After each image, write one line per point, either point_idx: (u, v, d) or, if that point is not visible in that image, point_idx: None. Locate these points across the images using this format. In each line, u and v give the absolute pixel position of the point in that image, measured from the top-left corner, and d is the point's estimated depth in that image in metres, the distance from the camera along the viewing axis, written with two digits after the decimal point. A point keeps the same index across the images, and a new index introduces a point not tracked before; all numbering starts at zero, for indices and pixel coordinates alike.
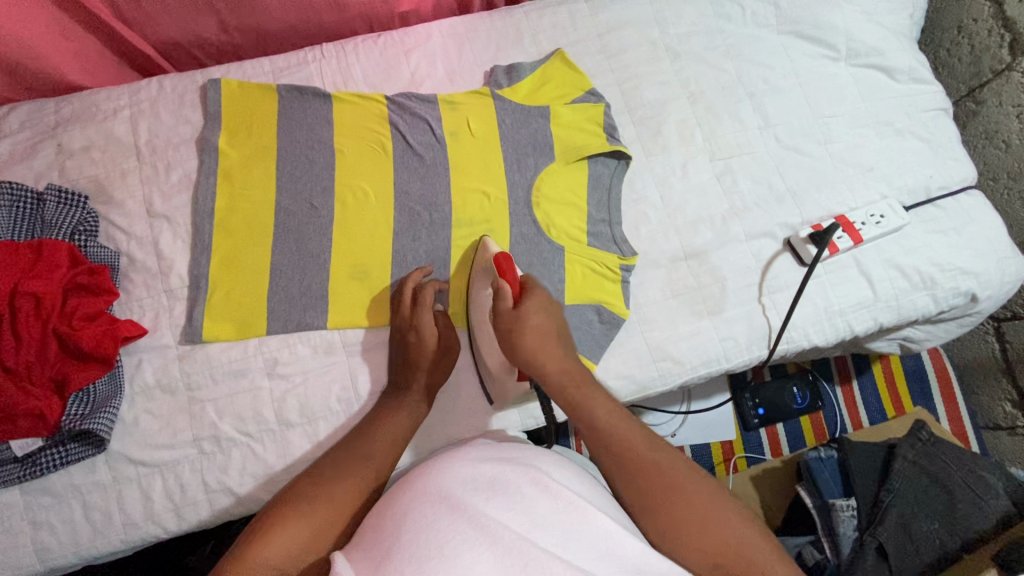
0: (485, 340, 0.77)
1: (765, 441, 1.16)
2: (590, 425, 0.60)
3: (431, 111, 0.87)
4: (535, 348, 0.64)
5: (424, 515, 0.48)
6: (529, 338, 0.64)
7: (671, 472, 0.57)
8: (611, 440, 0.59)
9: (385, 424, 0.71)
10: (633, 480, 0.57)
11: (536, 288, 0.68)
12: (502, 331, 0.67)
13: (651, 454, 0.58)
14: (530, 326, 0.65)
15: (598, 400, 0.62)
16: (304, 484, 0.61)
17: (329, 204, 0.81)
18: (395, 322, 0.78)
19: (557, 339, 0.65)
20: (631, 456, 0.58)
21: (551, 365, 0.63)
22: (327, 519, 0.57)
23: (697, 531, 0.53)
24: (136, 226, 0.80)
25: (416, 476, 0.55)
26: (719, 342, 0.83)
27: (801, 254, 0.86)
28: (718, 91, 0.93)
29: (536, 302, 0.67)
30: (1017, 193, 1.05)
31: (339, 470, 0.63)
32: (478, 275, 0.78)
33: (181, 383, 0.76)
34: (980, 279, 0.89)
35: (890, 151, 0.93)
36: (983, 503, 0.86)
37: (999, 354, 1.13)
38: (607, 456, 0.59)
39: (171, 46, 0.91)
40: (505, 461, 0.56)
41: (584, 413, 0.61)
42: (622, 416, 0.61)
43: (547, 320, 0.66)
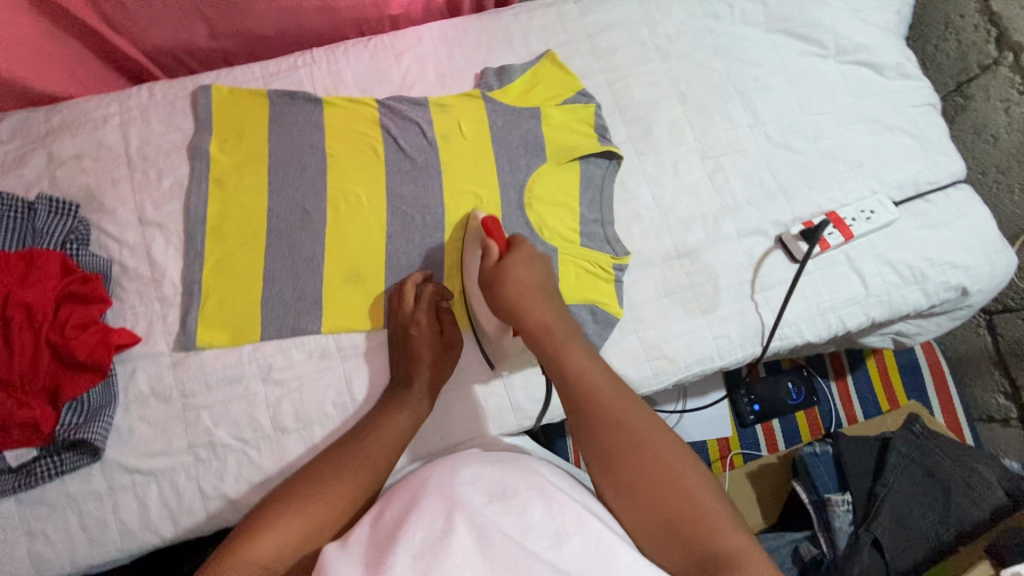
0: (479, 304, 0.79)
1: (761, 437, 1.16)
2: (560, 378, 0.64)
3: (422, 114, 0.87)
4: (517, 296, 0.69)
5: (422, 515, 0.50)
6: (511, 287, 0.70)
7: (632, 425, 0.60)
8: (578, 387, 0.63)
9: (384, 421, 0.71)
10: (594, 427, 0.60)
11: (522, 244, 0.74)
12: (488, 282, 0.72)
13: (616, 406, 0.61)
14: (514, 277, 0.70)
15: (574, 351, 0.66)
16: (301, 484, 0.64)
17: (321, 209, 0.81)
18: (393, 320, 0.77)
19: (541, 293, 0.71)
20: (597, 407, 0.61)
21: (530, 310, 0.68)
22: (318, 519, 0.60)
23: (647, 479, 0.56)
24: (127, 234, 0.80)
25: (418, 481, 0.56)
26: (712, 340, 0.84)
27: (793, 250, 0.86)
28: (708, 89, 0.94)
29: (520, 254, 0.72)
30: (1006, 186, 1.06)
31: (335, 471, 0.65)
32: (470, 240, 0.79)
33: (175, 391, 0.75)
34: (970, 273, 0.89)
35: (880, 147, 0.94)
36: (977, 495, 0.87)
37: (992, 346, 1.14)
38: (574, 403, 0.62)
39: (161, 53, 0.91)
40: (504, 468, 0.57)
41: (556, 364, 0.65)
42: (595, 369, 0.64)
43: (531, 271, 0.71)
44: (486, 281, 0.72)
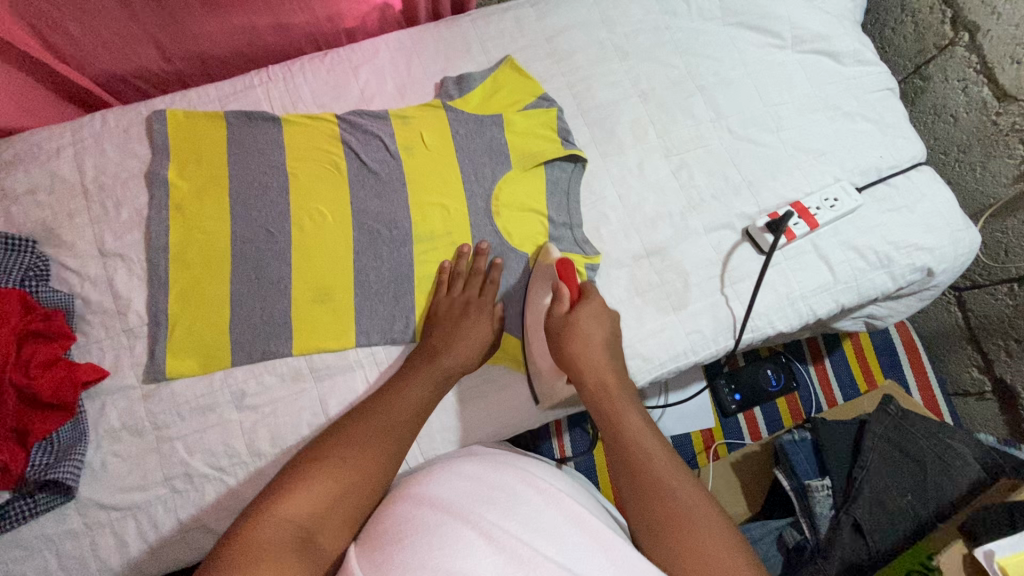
0: (539, 343, 0.81)
1: (744, 425, 1.18)
2: (613, 436, 0.65)
3: (383, 127, 0.86)
4: (581, 354, 0.72)
5: (427, 521, 0.51)
6: (577, 342, 0.72)
7: (683, 492, 0.58)
8: (632, 446, 0.63)
9: (406, 392, 0.72)
10: (642, 486, 0.59)
11: (594, 297, 0.76)
12: (553, 332, 0.75)
13: (665, 465, 0.60)
14: (579, 331, 0.73)
15: (630, 411, 0.67)
16: (334, 444, 0.63)
17: (285, 229, 0.80)
18: (433, 304, 0.80)
19: (605, 350, 0.73)
20: (647, 468, 0.60)
21: (589, 368, 0.71)
22: (353, 482, 0.59)
23: (686, 542, 0.53)
24: (89, 267, 0.78)
25: (413, 490, 0.57)
26: (685, 337, 0.84)
27: (760, 242, 0.87)
28: (668, 87, 0.94)
29: (588, 309, 0.75)
30: (968, 164, 1.07)
31: (366, 434, 0.65)
32: (538, 276, 0.82)
33: (147, 423, 0.74)
34: (935, 254, 0.91)
35: (840, 134, 0.95)
36: (953, 472, 0.88)
37: (963, 322, 1.16)
38: (624, 463, 0.62)
39: (113, 79, 0.90)
40: (509, 477, 0.59)
41: (611, 424, 0.66)
42: (648, 431, 0.65)
43: (595, 329, 0.74)
44: (553, 329, 0.75)
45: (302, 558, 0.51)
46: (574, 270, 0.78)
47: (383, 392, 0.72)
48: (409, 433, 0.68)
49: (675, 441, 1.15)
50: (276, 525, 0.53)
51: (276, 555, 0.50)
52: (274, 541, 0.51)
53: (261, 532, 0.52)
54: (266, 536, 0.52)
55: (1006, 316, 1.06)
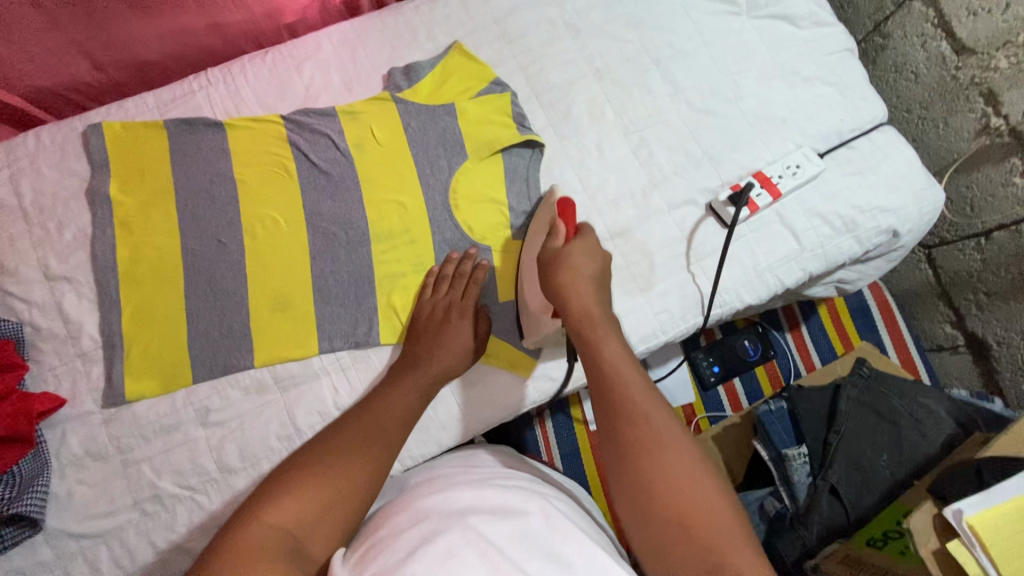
0: (528, 276, 0.78)
1: (725, 397, 1.18)
2: (592, 358, 0.62)
3: (331, 125, 0.83)
4: (569, 283, 0.67)
5: (425, 533, 0.49)
6: (565, 271, 0.68)
7: (661, 426, 0.56)
8: (614, 375, 0.60)
9: (388, 401, 0.71)
10: (621, 416, 0.57)
11: (589, 234, 0.73)
12: (545, 261, 0.71)
13: (645, 397, 0.58)
14: (570, 263, 0.69)
15: (611, 339, 0.63)
16: (320, 452, 0.63)
17: (236, 238, 0.78)
18: (419, 306, 0.79)
19: (594, 282, 0.69)
20: (627, 400, 0.58)
21: (575, 296, 0.67)
22: (339, 489, 0.58)
23: (657, 477, 0.53)
24: (35, 293, 0.76)
25: (411, 507, 0.55)
26: (654, 317, 0.84)
27: (723, 216, 0.86)
28: (623, 62, 0.92)
29: (583, 244, 0.71)
30: (931, 121, 1.07)
31: (355, 444, 0.64)
32: (538, 224, 0.79)
33: (111, 448, 0.73)
34: (900, 215, 0.90)
35: (800, 100, 0.93)
36: (926, 430, 0.89)
37: (934, 279, 1.17)
38: (602, 391, 0.60)
39: (44, 93, 0.85)
40: (514, 491, 0.57)
41: (592, 347, 0.63)
42: (628, 360, 0.61)
43: (586, 262, 0.70)
44: (544, 260, 0.72)
45: (287, 561, 0.50)
46: (573, 210, 0.76)
47: (367, 402, 0.71)
48: (397, 441, 0.67)
49: None
50: (260, 533, 0.52)
51: (262, 559, 0.49)
52: (258, 547, 0.51)
53: (244, 539, 0.51)
54: (249, 543, 0.51)
55: (974, 270, 1.07)
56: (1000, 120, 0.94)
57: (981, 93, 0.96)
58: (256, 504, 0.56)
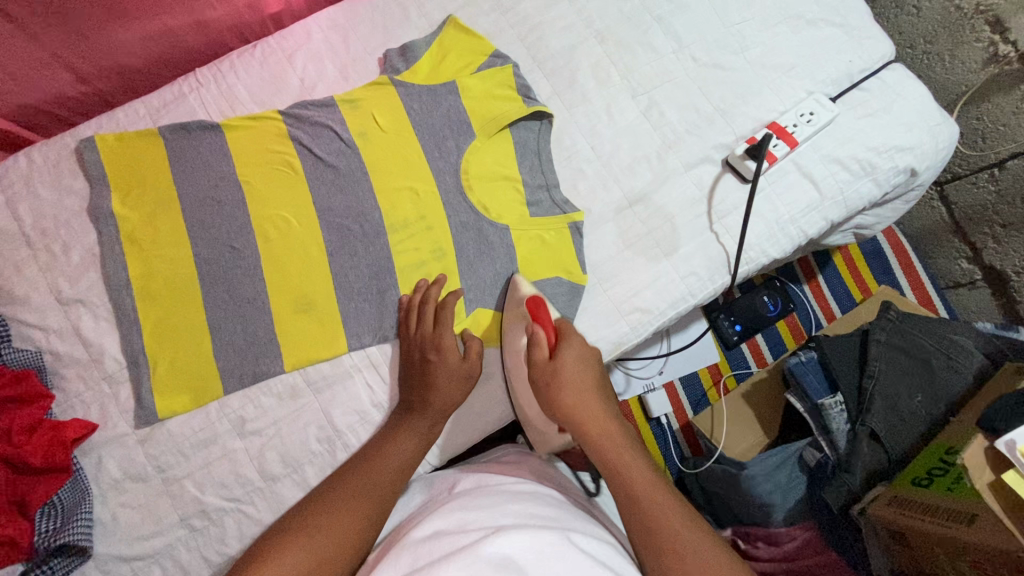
0: (520, 386, 0.77)
1: (749, 354, 1.18)
2: (622, 486, 0.62)
3: (332, 116, 0.80)
4: (574, 402, 0.68)
5: (455, 540, 0.49)
6: (567, 390, 0.68)
7: (705, 549, 0.56)
8: (649, 505, 0.60)
9: (388, 453, 0.71)
10: (664, 548, 0.56)
11: (573, 335, 0.72)
12: (540, 380, 0.70)
13: (680, 520, 0.58)
14: (566, 375, 0.69)
15: (629, 461, 0.64)
16: (318, 504, 0.66)
17: (250, 243, 0.75)
18: (412, 333, 0.76)
19: (594, 390, 0.70)
20: (671, 532, 0.57)
21: (585, 416, 0.68)
22: (327, 550, 0.60)
23: None
24: (50, 319, 0.73)
25: (444, 518, 0.54)
26: (681, 282, 0.83)
27: (742, 170, 0.84)
28: (623, 22, 0.89)
29: (571, 347, 0.71)
30: (936, 55, 1.05)
31: (346, 496, 0.66)
32: (511, 316, 0.77)
33: (151, 468, 0.72)
34: (916, 153, 0.89)
35: (807, 44, 0.91)
36: (958, 365, 0.90)
37: (947, 216, 1.16)
38: (639, 522, 0.59)
39: (29, 111, 0.81)
40: (540, 515, 0.56)
41: (617, 474, 0.63)
42: (654, 481, 0.62)
43: (583, 371, 0.70)
44: (537, 377, 0.71)
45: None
46: (546, 306, 0.73)
47: (366, 454, 0.72)
48: (391, 491, 0.68)
49: (685, 382, 1.15)
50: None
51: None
52: None
53: None
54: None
55: (989, 203, 1.06)
56: (1009, 47, 0.92)
57: (987, 22, 0.94)
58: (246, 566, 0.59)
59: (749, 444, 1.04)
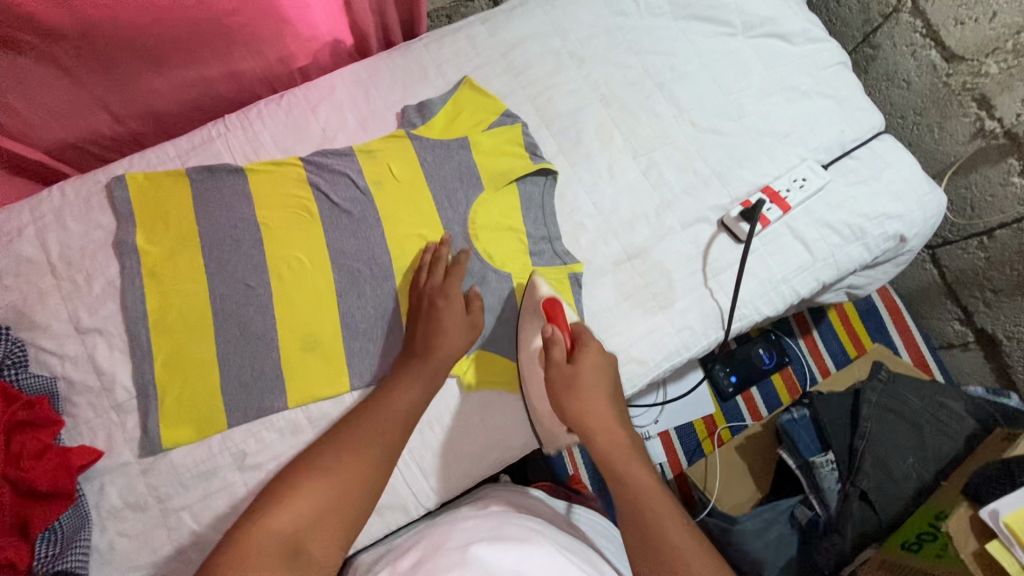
0: (536, 391, 0.79)
1: (744, 407, 1.19)
2: (621, 487, 0.66)
3: (350, 164, 0.85)
4: (587, 410, 0.70)
5: (439, 561, 0.56)
6: (581, 397, 0.70)
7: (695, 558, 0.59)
8: (650, 515, 0.62)
9: (394, 398, 0.73)
10: (655, 552, 0.59)
11: (591, 341, 0.74)
12: (555, 380, 0.72)
13: (680, 534, 0.61)
14: (581, 382, 0.71)
15: (635, 467, 0.68)
16: (323, 447, 0.67)
17: (264, 281, 0.79)
18: (415, 289, 0.81)
19: (609, 396, 0.72)
20: (670, 546, 0.59)
21: (598, 426, 0.70)
22: (339, 493, 0.62)
23: None
24: (67, 347, 0.76)
25: (425, 546, 0.61)
26: (677, 335, 0.86)
27: (736, 232, 0.88)
28: (628, 87, 0.94)
29: (589, 356, 0.73)
30: (926, 126, 1.09)
31: (353, 441, 0.67)
32: (528, 316, 0.80)
33: (151, 498, 0.73)
34: (905, 220, 0.93)
35: (801, 114, 0.96)
36: (949, 430, 0.91)
37: (939, 278, 1.19)
38: (636, 525, 0.62)
39: (65, 147, 0.87)
40: (509, 524, 0.64)
41: (627, 488, 0.66)
42: (658, 490, 0.66)
43: (600, 379, 0.72)
44: (553, 378, 0.72)
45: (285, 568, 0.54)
46: (563, 312, 0.76)
47: (369, 400, 0.73)
48: (399, 441, 0.70)
49: (679, 432, 1.16)
50: (264, 535, 0.57)
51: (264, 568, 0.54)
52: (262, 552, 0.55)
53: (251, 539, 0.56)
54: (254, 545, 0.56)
55: (980, 268, 1.10)
56: (995, 123, 0.97)
57: (974, 98, 0.99)
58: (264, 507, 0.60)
59: (739, 500, 1.04)
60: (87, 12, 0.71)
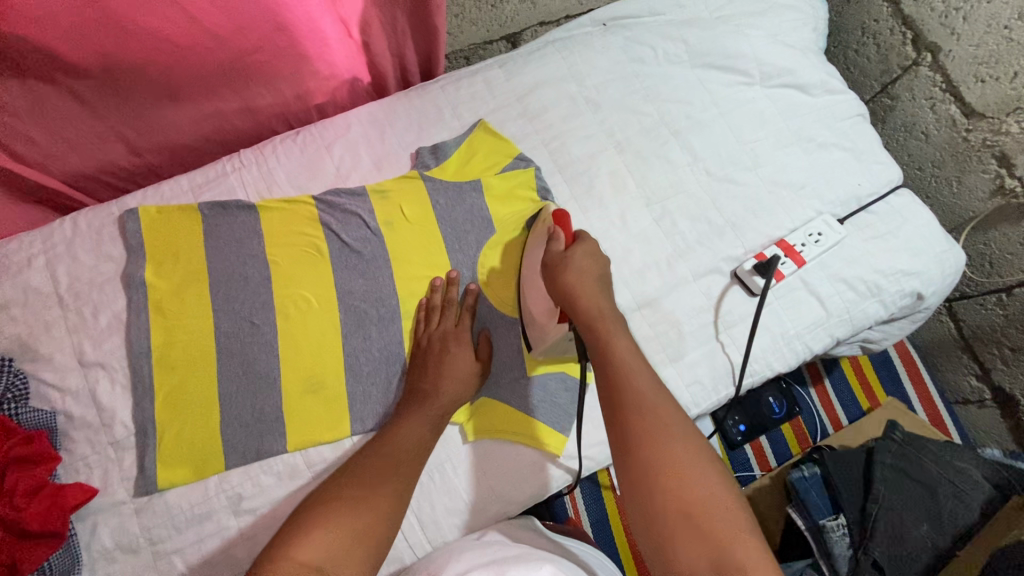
0: (531, 285, 0.81)
1: (752, 456, 1.17)
2: (598, 346, 0.65)
3: (362, 204, 0.85)
4: (575, 282, 0.71)
5: None
6: (571, 274, 0.71)
7: (659, 405, 0.58)
8: (620, 368, 0.62)
9: (404, 432, 0.72)
10: (620, 401, 0.59)
11: (589, 240, 0.76)
12: (548, 264, 0.75)
13: (650, 385, 0.60)
14: (572, 265, 0.73)
15: (614, 329, 0.67)
16: (339, 484, 0.65)
17: (269, 320, 0.78)
18: (420, 334, 0.80)
19: (597, 281, 0.72)
20: (637, 392, 0.59)
21: (584, 294, 0.70)
22: (363, 524, 0.60)
23: (656, 455, 0.54)
24: (69, 380, 0.75)
25: None
26: (685, 389, 0.84)
27: (750, 285, 0.86)
28: (643, 135, 0.94)
29: (583, 247, 0.75)
30: (944, 179, 1.08)
31: (370, 478, 0.66)
32: (535, 235, 0.83)
33: (142, 540, 0.72)
34: (922, 278, 0.91)
35: (817, 166, 0.95)
36: (966, 496, 0.87)
37: (956, 332, 1.17)
38: (606, 376, 0.62)
39: (81, 177, 0.87)
40: (507, 557, 0.64)
41: (603, 346, 0.65)
42: (633, 348, 0.65)
43: (589, 264, 0.73)
44: (548, 264, 0.75)
45: None
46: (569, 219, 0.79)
47: (379, 437, 0.72)
48: (416, 472, 0.69)
49: None
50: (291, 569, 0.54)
51: None
52: None
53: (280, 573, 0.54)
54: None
55: (997, 325, 1.07)
56: (1015, 182, 0.96)
57: (994, 155, 0.97)
58: (287, 539, 0.58)
59: None
60: (110, 50, 0.72)
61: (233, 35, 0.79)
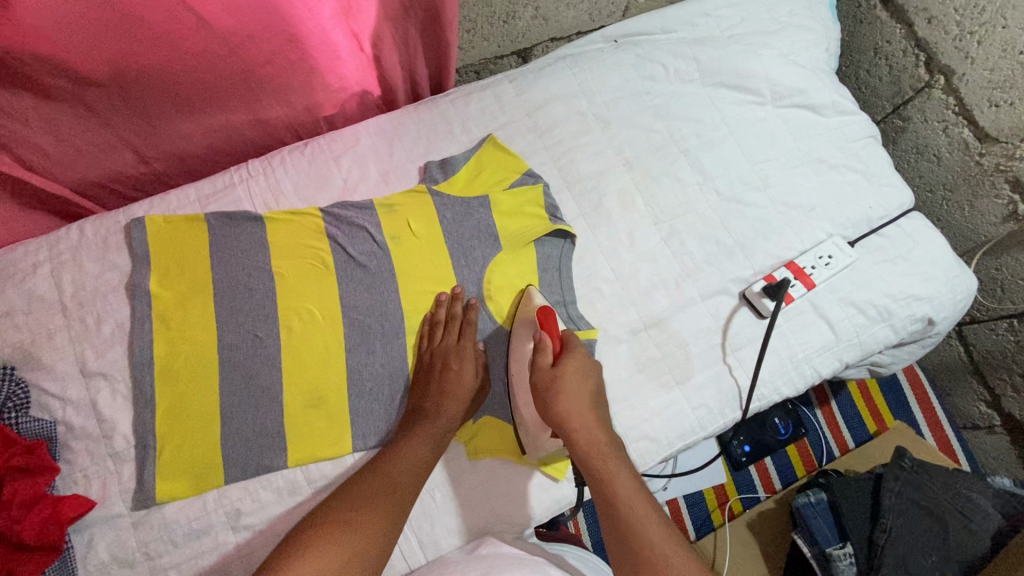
0: (520, 383, 0.77)
1: (757, 478, 1.15)
2: (606, 497, 0.64)
3: (369, 218, 0.84)
4: (574, 412, 0.68)
5: None
6: (566, 401, 0.68)
7: (676, 559, 0.59)
8: (633, 523, 0.62)
9: (405, 451, 0.71)
10: (639, 561, 0.59)
11: (576, 347, 0.73)
12: (539, 387, 0.70)
13: (663, 537, 0.61)
14: (566, 388, 0.69)
15: (618, 472, 0.65)
16: (336, 504, 0.64)
17: (273, 333, 0.78)
18: (424, 349, 0.79)
19: (592, 406, 0.70)
20: (654, 548, 0.60)
21: (580, 427, 0.67)
22: (356, 546, 0.60)
23: None
24: (70, 390, 0.75)
25: None
26: (692, 412, 0.83)
27: (759, 308, 0.86)
28: (653, 152, 0.93)
29: (573, 362, 0.71)
30: (956, 203, 1.07)
31: (367, 498, 0.65)
32: (522, 316, 0.80)
33: (139, 554, 0.71)
34: (933, 303, 0.90)
35: (828, 188, 0.94)
36: (974, 525, 0.85)
37: (965, 356, 1.15)
38: (621, 535, 0.62)
39: (89, 184, 0.87)
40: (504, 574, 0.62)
41: (607, 486, 0.64)
42: (640, 494, 0.64)
43: (583, 384, 0.71)
44: (539, 385, 0.71)
45: None
46: (554, 318, 0.75)
47: (380, 455, 0.71)
48: (414, 492, 0.69)
49: (688, 501, 1.12)
50: None
51: None
52: None
53: None
54: None
55: (1008, 351, 1.06)
56: None
57: (1007, 180, 0.96)
58: (280, 560, 0.58)
59: None
60: (121, 60, 0.72)
61: (243, 47, 0.79)
